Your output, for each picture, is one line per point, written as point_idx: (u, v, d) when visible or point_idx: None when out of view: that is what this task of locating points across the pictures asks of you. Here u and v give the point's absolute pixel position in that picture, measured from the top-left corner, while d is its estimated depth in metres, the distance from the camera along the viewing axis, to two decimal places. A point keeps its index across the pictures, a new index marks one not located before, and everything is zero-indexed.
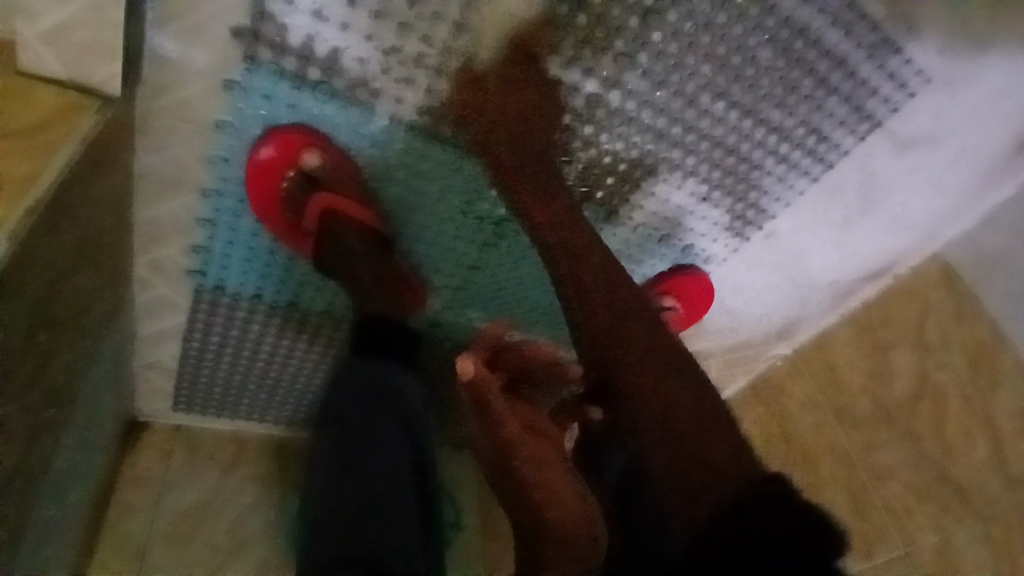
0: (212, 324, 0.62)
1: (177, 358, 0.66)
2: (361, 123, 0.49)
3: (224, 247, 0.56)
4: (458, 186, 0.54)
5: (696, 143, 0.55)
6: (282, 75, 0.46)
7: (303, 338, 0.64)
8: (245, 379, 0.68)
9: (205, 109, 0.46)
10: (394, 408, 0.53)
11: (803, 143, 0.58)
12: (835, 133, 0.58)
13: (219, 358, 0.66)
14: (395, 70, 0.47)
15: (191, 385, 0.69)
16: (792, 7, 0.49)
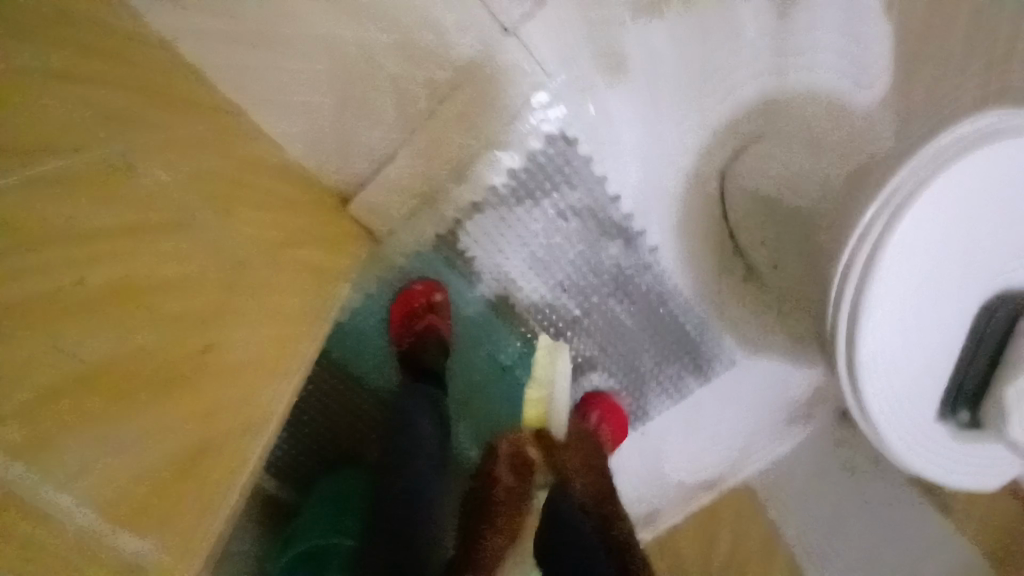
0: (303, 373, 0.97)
1: None
2: (461, 282, 0.95)
3: (348, 331, 0.97)
4: (489, 340, 1.00)
5: (614, 351, 1.02)
6: (439, 236, 0.92)
7: (349, 407, 0.99)
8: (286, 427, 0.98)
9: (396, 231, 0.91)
10: (412, 433, 0.78)
11: (677, 371, 1.05)
12: (696, 368, 1.05)
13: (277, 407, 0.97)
14: (486, 259, 0.94)
15: None
16: (661, 291, 0.99)
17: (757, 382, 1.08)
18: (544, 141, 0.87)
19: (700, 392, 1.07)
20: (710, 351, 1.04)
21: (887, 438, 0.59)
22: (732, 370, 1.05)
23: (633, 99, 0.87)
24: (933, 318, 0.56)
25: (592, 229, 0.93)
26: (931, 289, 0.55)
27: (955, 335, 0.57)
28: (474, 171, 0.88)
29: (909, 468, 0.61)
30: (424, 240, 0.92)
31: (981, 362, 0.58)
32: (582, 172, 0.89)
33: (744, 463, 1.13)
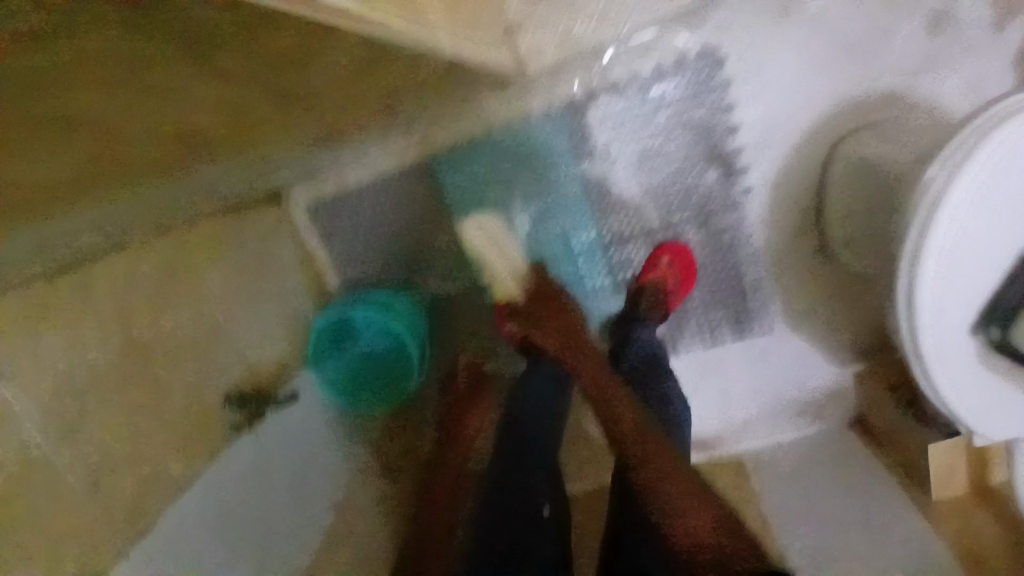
0: (408, 179, 1.10)
1: (356, 183, 1.10)
2: (569, 156, 1.06)
3: (459, 162, 1.08)
4: (570, 218, 1.09)
5: None
6: (569, 101, 1.02)
7: (433, 226, 1.12)
8: (379, 220, 1.12)
9: (537, 82, 1.02)
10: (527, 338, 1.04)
11: (719, 318, 1.12)
12: (737, 321, 1.12)
13: (380, 197, 1.11)
14: (598, 143, 1.04)
15: (336, 210, 1.12)
16: (736, 233, 1.07)
17: (783, 363, 1.14)
18: (693, 54, 0.99)
19: (729, 350, 1.15)
20: (753, 309, 1.11)
21: (928, 346, 0.71)
22: (786, 333, 1.13)
23: (780, 42, 0.98)
24: (1003, 215, 0.67)
25: (701, 148, 1.03)
26: (988, 206, 0.66)
27: (998, 263, 0.69)
28: (623, 61, 1.01)
29: (942, 403, 0.73)
30: (556, 103, 1.03)
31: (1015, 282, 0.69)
32: (712, 94, 1.00)
33: (744, 437, 1.19)
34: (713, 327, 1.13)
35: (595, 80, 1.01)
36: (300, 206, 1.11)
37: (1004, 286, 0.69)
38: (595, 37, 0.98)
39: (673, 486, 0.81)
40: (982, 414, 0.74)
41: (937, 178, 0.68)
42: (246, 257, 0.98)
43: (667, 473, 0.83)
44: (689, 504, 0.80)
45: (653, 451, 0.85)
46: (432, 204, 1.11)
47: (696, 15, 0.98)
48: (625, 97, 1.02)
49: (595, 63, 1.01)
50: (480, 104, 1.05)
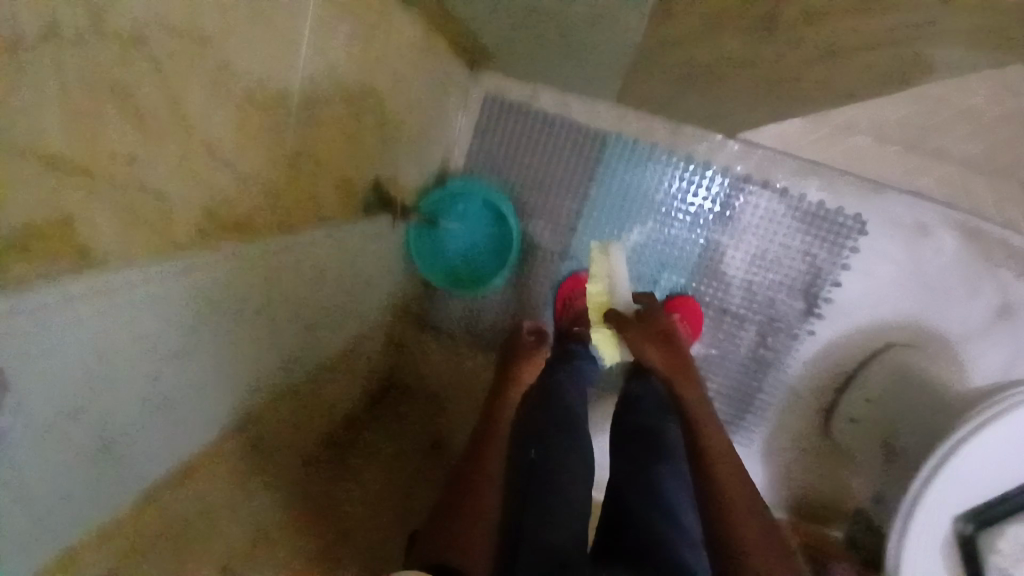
0: (583, 134, 1.19)
1: (542, 107, 1.20)
2: (709, 212, 1.19)
3: (631, 153, 1.19)
4: (673, 260, 1.22)
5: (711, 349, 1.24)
6: (741, 175, 1.17)
7: (571, 183, 1.21)
8: (537, 148, 1.21)
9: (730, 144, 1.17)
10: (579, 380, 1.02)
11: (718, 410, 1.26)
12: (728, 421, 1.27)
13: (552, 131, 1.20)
14: (737, 219, 1.18)
15: (513, 116, 1.21)
16: (777, 356, 1.23)
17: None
18: (844, 210, 1.15)
19: None
20: (746, 420, 1.26)
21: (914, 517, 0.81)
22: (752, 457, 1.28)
23: (905, 247, 1.15)
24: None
25: (803, 279, 1.18)
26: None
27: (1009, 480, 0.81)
28: (794, 177, 1.16)
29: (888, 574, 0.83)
30: (726, 172, 1.17)
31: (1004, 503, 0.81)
32: (836, 249, 1.17)
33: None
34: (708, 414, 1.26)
35: (770, 175, 1.17)
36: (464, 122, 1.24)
37: (995, 500, 0.81)
38: (793, 146, 1.14)
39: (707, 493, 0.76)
40: None
41: (996, 402, 0.80)
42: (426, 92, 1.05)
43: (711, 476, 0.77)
44: (739, 507, 0.73)
45: (724, 464, 0.78)
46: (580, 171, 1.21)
47: (865, 182, 1.14)
48: (781, 203, 1.17)
49: (779, 163, 1.16)
50: (670, 127, 1.18)
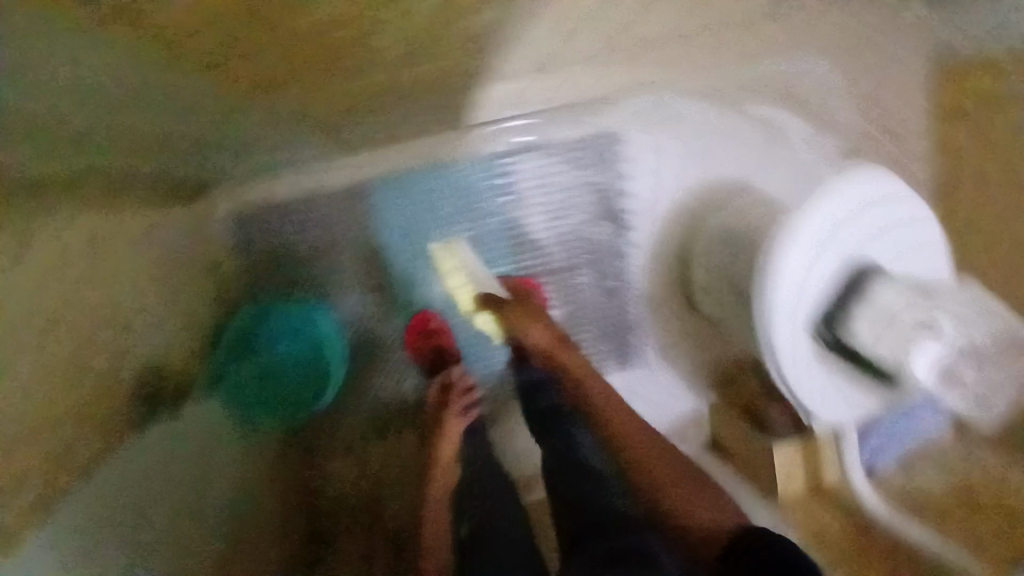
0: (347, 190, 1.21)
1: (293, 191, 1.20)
2: (494, 195, 1.25)
3: (403, 184, 1.22)
4: (491, 256, 1.28)
5: (566, 304, 1.27)
6: (501, 147, 1.23)
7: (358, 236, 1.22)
8: (309, 224, 1.21)
9: (480, 128, 1.21)
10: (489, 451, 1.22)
11: (606, 354, 1.27)
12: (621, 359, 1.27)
13: (317, 202, 1.20)
14: (522, 186, 1.25)
15: (273, 208, 1.20)
16: (622, 277, 1.28)
17: (654, 396, 1.26)
18: (589, 134, 1.23)
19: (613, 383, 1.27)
20: (634, 349, 1.26)
21: (780, 348, 0.93)
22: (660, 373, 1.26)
23: (650, 133, 1.24)
24: (833, 236, 0.90)
25: (601, 202, 1.26)
26: (825, 229, 0.90)
27: (829, 278, 0.91)
28: (538, 131, 1.22)
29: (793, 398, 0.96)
30: (485, 158, 1.23)
31: (840, 299, 0.92)
32: (603, 169, 1.25)
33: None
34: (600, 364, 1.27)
35: (525, 135, 1.22)
36: (232, 228, 1.18)
37: (833, 297, 0.91)
38: (521, 96, 1.20)
39: (640, 455, 1.12)
40: (830, 408, 0.96)
41: (783, 223, 0.93)
42: (151, 257, 1.06)
43: (639, 450, 1.13)
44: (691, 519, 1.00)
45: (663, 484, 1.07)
46: (371, 236, 1.25)
47: (589, 101, 1.22)
48: (546, 150, 1.23)
49: (524, 118, 1.21)
50: (416, 148, 1.21)
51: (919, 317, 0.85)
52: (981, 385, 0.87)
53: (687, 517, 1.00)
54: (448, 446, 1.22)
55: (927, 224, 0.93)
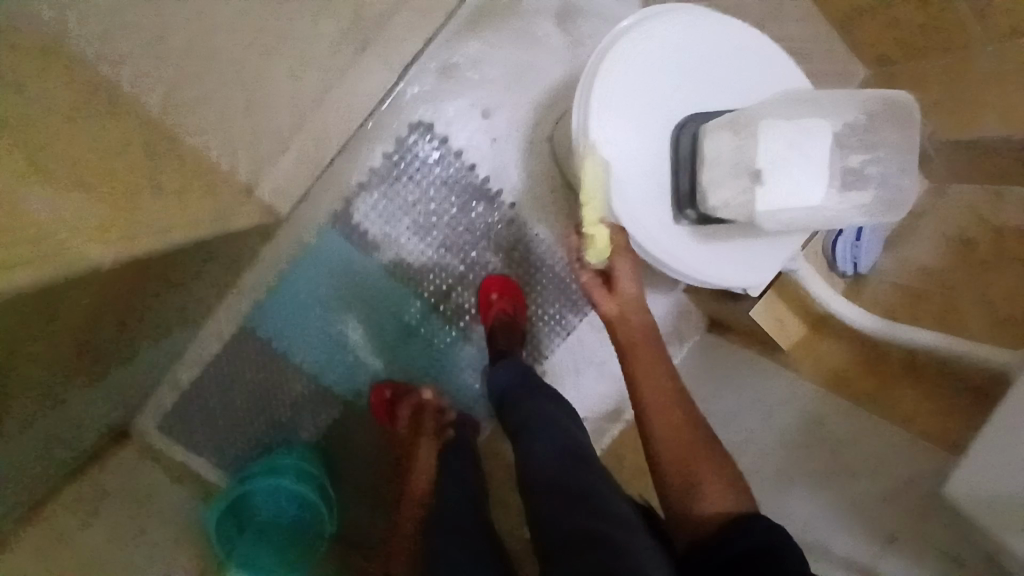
0: (230, 352, 1.13)
1: (191, 381, 1.13)
2: (360, 257, 1.14)
3: (272, 309, 1.13)
4: (391, 303, 1.17)
5: None
6: (332, 214, 1.11)
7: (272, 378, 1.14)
8: (221, 403, 1.14)
9: (298, 214, 1.10)
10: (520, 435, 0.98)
11: (560, 308, 1.24)
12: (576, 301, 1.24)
13: (216, 378, 1.13)
14: (378, 230, 1.14)
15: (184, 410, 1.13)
16: (527, 237, 1.20)
17: None
18: (410, 131, 1.12)
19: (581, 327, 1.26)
20: (581, 285, 1.23)
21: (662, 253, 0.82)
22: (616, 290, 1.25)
23: (469, 87, 1.12)
24: (639, 114, 0.80)
25: (458, 189, 1.15)
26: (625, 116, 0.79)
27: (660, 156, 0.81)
28: (358, 159, 1.11)
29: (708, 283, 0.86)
30: (325, 217, 1.11)
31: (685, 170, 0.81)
32: (444, 152, 1.14)
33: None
34: (556, 322, 1.24)
35: (343, 186, 1.11)
36: (153, 429, 1.13)
37: (677, 173, 0.81)
38: (312, 157, 1.08)
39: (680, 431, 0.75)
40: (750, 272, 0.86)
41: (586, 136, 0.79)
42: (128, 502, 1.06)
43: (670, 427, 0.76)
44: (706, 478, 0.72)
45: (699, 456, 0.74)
46: (267, 358, 1.14)
47: (390, 97, 1.10)
48: (373, 186, 1.12)
49: (332, 172, 1.10)
50: (261, 251, 1.11)
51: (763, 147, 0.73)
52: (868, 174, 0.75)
53: (707, 490, 0.72)
54: (418, 478, 1.07)
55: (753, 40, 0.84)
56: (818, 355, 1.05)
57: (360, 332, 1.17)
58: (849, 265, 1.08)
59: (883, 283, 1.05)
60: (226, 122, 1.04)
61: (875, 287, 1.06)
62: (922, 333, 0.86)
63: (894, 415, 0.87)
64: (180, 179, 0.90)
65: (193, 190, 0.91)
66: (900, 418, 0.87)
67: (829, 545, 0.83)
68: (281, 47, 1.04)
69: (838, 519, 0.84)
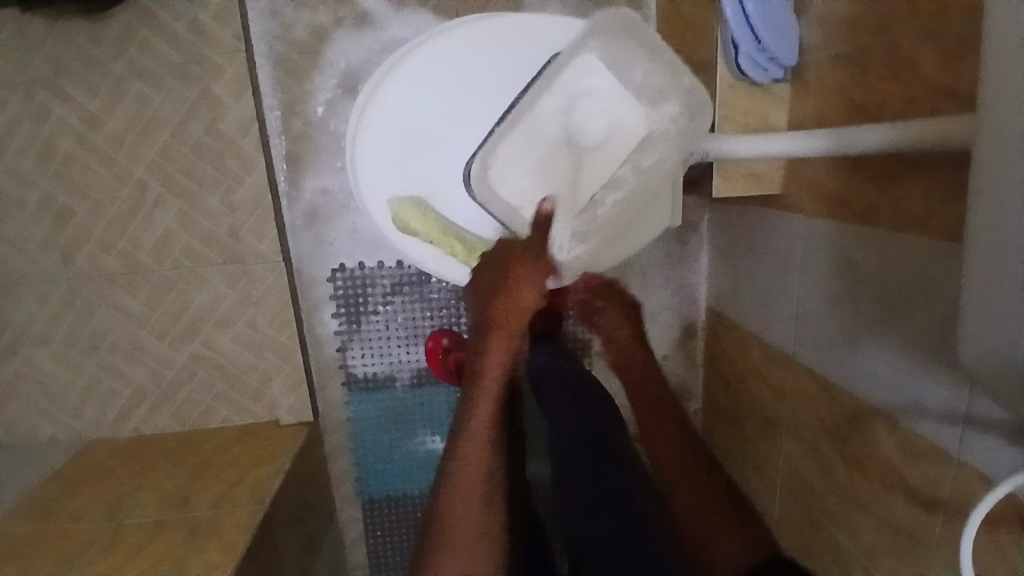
0: (371, 521, 1.26)
1: (366, 558, 1.28)
2: (388, 392, 1.21)
3: (366, 474, 1.24)
4: (439, 404, 1.22)
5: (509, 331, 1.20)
6: (343, 383, 1.20)
7: (412, 516, 1.26)
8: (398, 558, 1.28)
9: (323, 401, 1.21)
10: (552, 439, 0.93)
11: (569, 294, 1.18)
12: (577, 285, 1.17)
13: (378, 543, 1.27)
14: (382, 365, 1.19)
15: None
16: None
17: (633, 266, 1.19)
18: (333, 282, 1.15)
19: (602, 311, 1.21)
20: None
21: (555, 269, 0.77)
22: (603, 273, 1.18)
23: (339, 213, 1.12)
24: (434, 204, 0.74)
25: (405, 286, 1.15)
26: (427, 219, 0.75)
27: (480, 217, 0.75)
28: (321, 335, 1.17)
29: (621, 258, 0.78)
30: (341, 391, 1.20)
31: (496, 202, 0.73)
32: (369, 273, 1.14)
33: (693, 295, 1.22)
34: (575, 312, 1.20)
35: (330, 358, 1.19)
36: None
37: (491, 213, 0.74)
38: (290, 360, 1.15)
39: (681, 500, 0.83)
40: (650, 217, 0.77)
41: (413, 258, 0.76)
42: None
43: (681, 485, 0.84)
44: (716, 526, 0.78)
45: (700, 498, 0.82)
46: (398, 509, 1.26)
47: (297, 274, 1.14)
48: (349, 339, 1.17)
49: (315, 356, 1.18)
50: (327, 448, 1.23)
51: (542, 173, 0.70)
52: (661, 105, 0.68)
53: (715, 544, 0.76)
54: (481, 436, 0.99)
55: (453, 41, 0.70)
56: (808, 182, 0.90)
57: (441, 441, 1.23)
58: (774, 69, 0.90)
59: (821, 63, 0.85)
60: (221, 392, 1.15)
61: (817, 71, 0.87)
62: (872, 132, 0.71)
63: (907, 224, 0.72)
64: (216, 478, 1.01)
65: (231, 478, 1.01)
66: (906, 221, 0.72)
67: (926, 401, 0.71)
68: (195, 311, 1.11)
69: (916, 365, 0.72)
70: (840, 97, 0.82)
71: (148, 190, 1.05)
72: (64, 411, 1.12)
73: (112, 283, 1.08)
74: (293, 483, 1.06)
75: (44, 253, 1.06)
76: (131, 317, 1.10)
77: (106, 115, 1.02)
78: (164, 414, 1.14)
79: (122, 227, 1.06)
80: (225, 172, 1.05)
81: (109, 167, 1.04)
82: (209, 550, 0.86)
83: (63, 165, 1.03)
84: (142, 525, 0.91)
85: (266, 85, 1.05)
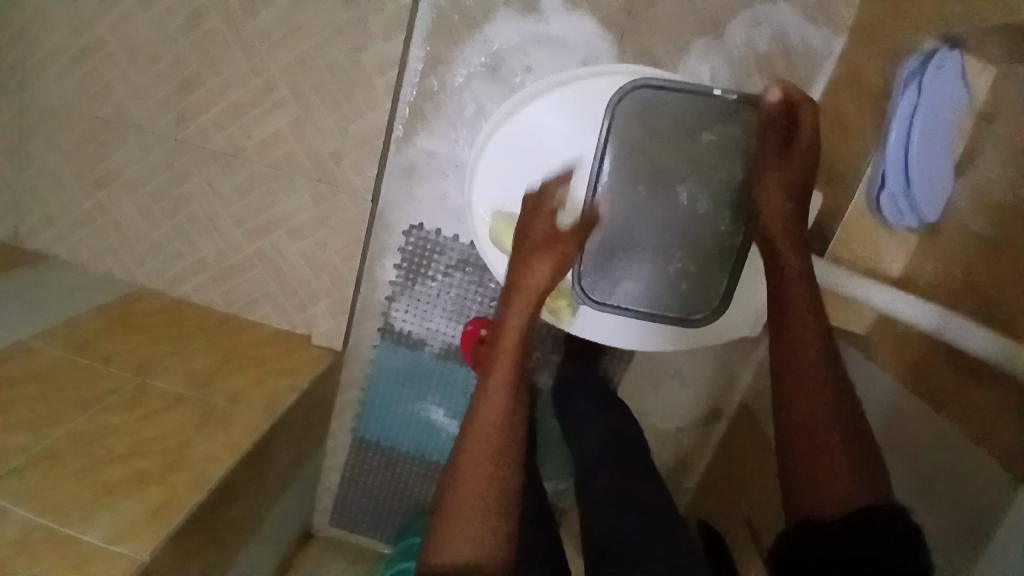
0: (354, 457, 1.32)
1: (336, 485, 1.35)
2: (415, 351, 1.24)
3: (367, 412, 1.29)
4: (456, 381, 1.24)
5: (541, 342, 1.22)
6: (380, 329, 1.24)
7: (391, 468, 1.31)
8: (366, 497, 1.34)
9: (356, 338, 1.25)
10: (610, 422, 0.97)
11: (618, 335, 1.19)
12: None
13: (353, 477, 1.34)
14: (419, 327, 1.23)
15: (342, 507, 1.36)
16: None
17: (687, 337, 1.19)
18: (406, 237, 1.18)
19: (642, 364, 1.21)
20: None
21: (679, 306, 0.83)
22: None
23: (435, 178, 1.14)
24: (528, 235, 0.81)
25: (469, 268, 1.17)
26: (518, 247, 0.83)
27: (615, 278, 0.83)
28: (377, 278, 1.21)
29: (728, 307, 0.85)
30: (374, 334, 1.25)
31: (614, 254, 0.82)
32: (442, 242, 1.17)
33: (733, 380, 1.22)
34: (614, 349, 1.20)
35: (375, 303, 1.23)
36: (329, 525, 1.38)
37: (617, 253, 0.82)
38: (341, 291, 1.19)
39: (796, 455, 0.75)
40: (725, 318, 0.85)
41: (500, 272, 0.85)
42: None
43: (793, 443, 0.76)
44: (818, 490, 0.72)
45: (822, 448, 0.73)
46: (382, 457, 1.31)
47: (378, 217, 1.17)
48: (401, 293, 1.21)
49: (364, 295, 1.22)
50: (343, 376, 1.28)
51: (629, 223, 0.81)
52: (699, 133, 0.79)
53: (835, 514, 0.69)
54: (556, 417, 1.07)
55: (539, 120, 0.77)
56: (895, 338, 0.87)
57: (445, 414, 1.27)
58: (909, 218, 0.88)
59: (959, 232, 0.82)
60: (270, 293, 1.20)
61: (950, 238, 0.84)
62: (974, 333, 0.70)
63: (970, 428, 0.71)
64: (241, 372, 1.08)
65: (253, 376, 1.07)
66: (968, 428, 0.71)
67: None
68: (271, 211, 1.15)
69: None
70: (962, 276, 0.80)
71: (274, 89, 1.09)
72: (130, 254, 1.20)
73: (212, 160, 1.14)
74: (305, 402, 1.11)
75: (162, 109, 1.12)
76: (216, 196, 1.15)
77: (263, 8, 1.06)
78: (213, 291, 1.21)
79: (237, 113, 1.11)
80: (350, 100, 1.08)
81: (248, 55, 1.08)
82: (215, 436, 0.92)
83: (207, 38, 1.08)
84: (165, 390, 0.98)
85: (418, 35, 1.07)
